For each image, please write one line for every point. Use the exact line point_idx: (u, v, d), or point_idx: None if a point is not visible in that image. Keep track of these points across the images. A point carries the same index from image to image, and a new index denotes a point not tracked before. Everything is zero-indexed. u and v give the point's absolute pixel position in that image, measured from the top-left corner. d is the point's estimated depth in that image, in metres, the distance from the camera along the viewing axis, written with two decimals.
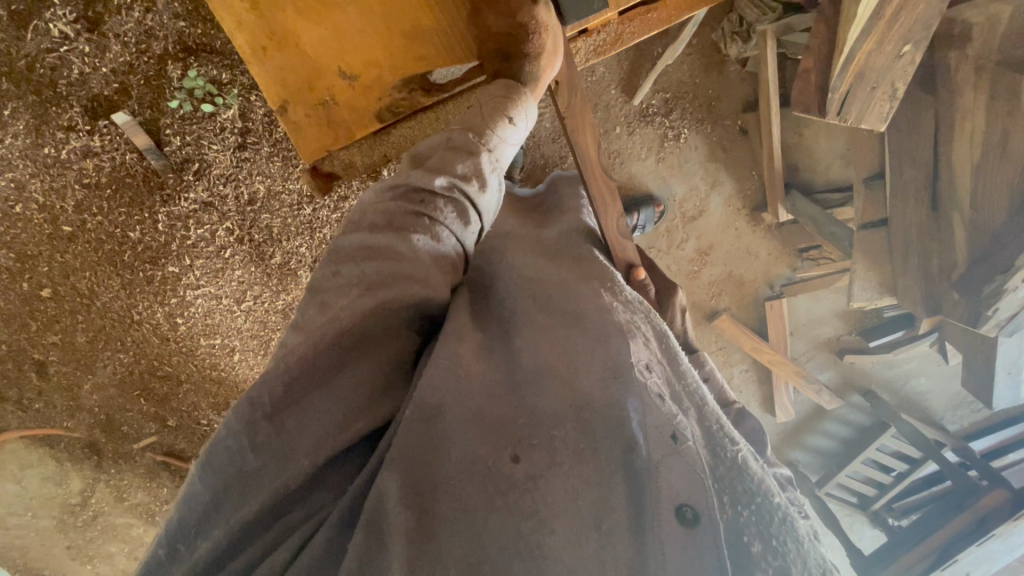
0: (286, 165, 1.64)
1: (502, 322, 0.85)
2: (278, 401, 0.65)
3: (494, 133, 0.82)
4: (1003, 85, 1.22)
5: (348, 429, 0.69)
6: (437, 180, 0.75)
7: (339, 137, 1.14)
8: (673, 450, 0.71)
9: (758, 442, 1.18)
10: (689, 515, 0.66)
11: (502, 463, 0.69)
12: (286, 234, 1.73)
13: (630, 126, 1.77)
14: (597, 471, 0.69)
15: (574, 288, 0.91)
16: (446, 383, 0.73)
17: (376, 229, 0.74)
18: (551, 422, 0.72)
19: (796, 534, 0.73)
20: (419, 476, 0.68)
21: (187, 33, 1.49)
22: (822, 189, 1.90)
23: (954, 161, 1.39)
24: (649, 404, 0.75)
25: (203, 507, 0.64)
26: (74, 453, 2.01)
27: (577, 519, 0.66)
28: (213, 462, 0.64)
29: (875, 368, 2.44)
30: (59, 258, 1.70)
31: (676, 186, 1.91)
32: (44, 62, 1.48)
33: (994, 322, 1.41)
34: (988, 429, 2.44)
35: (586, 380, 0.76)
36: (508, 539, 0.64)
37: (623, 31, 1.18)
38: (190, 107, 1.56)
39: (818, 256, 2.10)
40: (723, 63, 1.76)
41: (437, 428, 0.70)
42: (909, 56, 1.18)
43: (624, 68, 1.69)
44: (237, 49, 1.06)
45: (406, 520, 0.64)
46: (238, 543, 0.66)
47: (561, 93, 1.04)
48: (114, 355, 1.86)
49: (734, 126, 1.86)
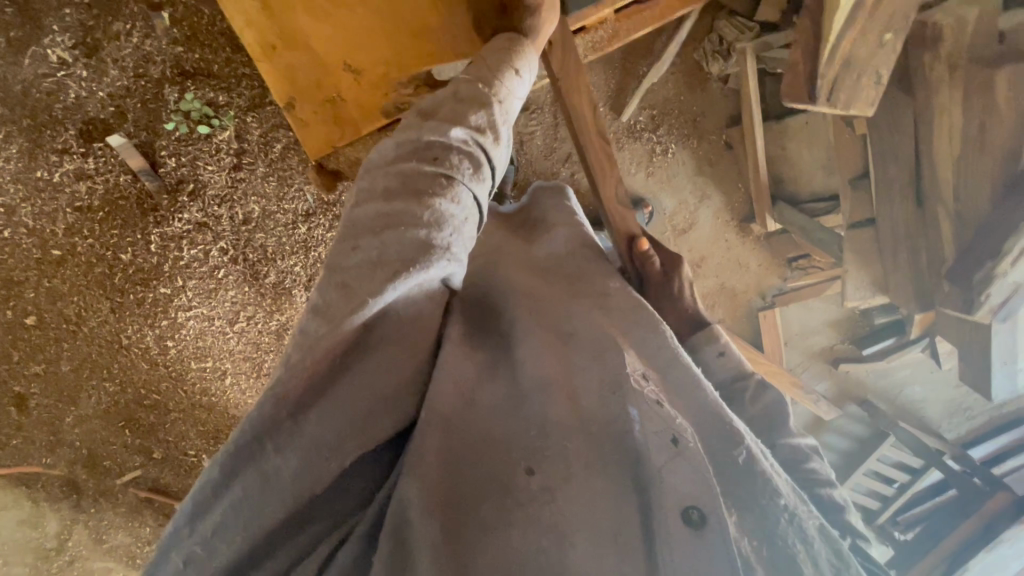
0: (281, 184, 1.66)
1: (501, 334, 0.84)
2: (297, 399, 0.64)
3: (501, 83, 0.82)
4: (977, 83, 1.28)
5: (374, 425, 0.68)
6: (453, 131, 0.75)
7: (346, 134, 1.15)
8: (674, 454, 0.68)
9: (770, 424, 0.95)
10: (696, 516, 0.64)
11: (517, 477, 0.69)
12: (281, 254, 1.72)
13: (619, 142, 1.83)
14: (608, 482, 0.69)
15: (564, 306, 0.89)
16: (456, 402, 0.73)
17: (393, 202, 0.70)
18: (561, 433, 0.71)
19: (804, 534, 0.70)
20: (445, 486, 0.68)
21: (184, 58, 1.52)
22: (807, 199, 1.94)
23: (936, 159, 1.42)
24: (649, 409, 0.71)
25: (230, 504, 0.62)
26: (53, 492, 1.92)
27: (597, 530, 0.65)
28: (237, 466, 0.63)
29: (870, 376, 2.44)
30: (46, 284, 1.68)
31: (666, 200, 1.96)
32: (40, 87, 1.50)
33: (987, 308, 1.36)
34: (984, 435, 2.48)
35: (587, 395, 0.75)
36: (529, 553, 0.63)
37: (620, 28, 1.25)
38: (186, 129, 1.58)
39: (807, 265, 2.14)
40: (706, 80, 1.83)
41: (454, 442, 0.71)
42: (891, 43, 1.24)
43: (612, 86, 1.77)
44: (247, 50, 1.07)
45: (432, 532, 0.64)
46: (259, 546, 0.64)
47: (553, 53, 1.07)
48: (100, 384, 1.80)
49: (719, 141, 1.92)
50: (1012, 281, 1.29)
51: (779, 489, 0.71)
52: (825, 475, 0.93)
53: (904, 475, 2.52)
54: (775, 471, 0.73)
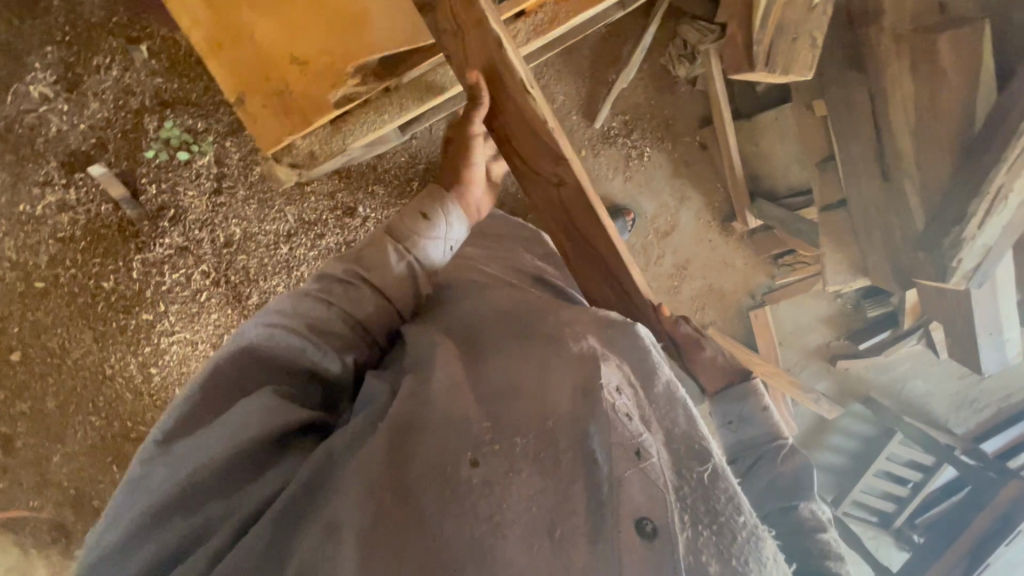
0: (261, 207, 1.68)
1: (476, 345, 0.79)
2: (173, 429, 0.67)
3: (409, 228, 0.87)
4: (920, 47, 1.28)
5: (233, 431, 0.64)
6: (343, 266, 0.83)
7: (297, 126, 1.12)
8: (635, 464, 0.60)
9: (794, 491, 0.85)
10: (648, 529, 0.56)
11: (458, 467, 0.60)
12: (262, 275, 1.72)
13: (595, 149, 1.87)
14: (553, 478, 0.60)
15: (554, 312, 0.82)
16: (421, 407, 0.67)
17: (285, 314, 0.76)
18: (514, 427, 0.63)
19: (761, 557, 0.60)
20: (387, 475, 0.60)
21: (164, 88, 1.57)
22: (784, 194, 1.94)
23: (892, 125, 1.41)
24: (612, 419, 0.63)
25: (136, 486, 0.63)
26: (41, 538, 1.85)
27: (533, 526, 0.57)
28: (134, 477, 0.64)
29: (870, 373, 2.38)
30: (31, 317, 1.68)
31: (646, 203, 1.97)
32: (23, 123, 1.54)
33: (961, 274, 1.31)
34: (994, 428, 2.38)
35: (555, 393, 0.66)
36: (456, 548, 0.55)
37: (559, 10, 1.17)
38: (166, 156, 1.61)
39: (793, 261, 2.12)
40: (674, 84, 1.87)
41: (409, 444, 0.63)
42: (821, 7, 1.21)
43: (584, 94, 1.81)
44: (195, 47, 1.09)
45: (360, 516, 0.56)
46: (162, 513, 0.60)
47: (554, 135, 0.81)
48: (85, 419, 1.78)
49: (694, 142, 1.94)
50: (983, 243, 1.25)
51: (744, 509, 0.63)
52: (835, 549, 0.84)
53: (916, 473, 2.45)
54: (741, 489, 0.65)
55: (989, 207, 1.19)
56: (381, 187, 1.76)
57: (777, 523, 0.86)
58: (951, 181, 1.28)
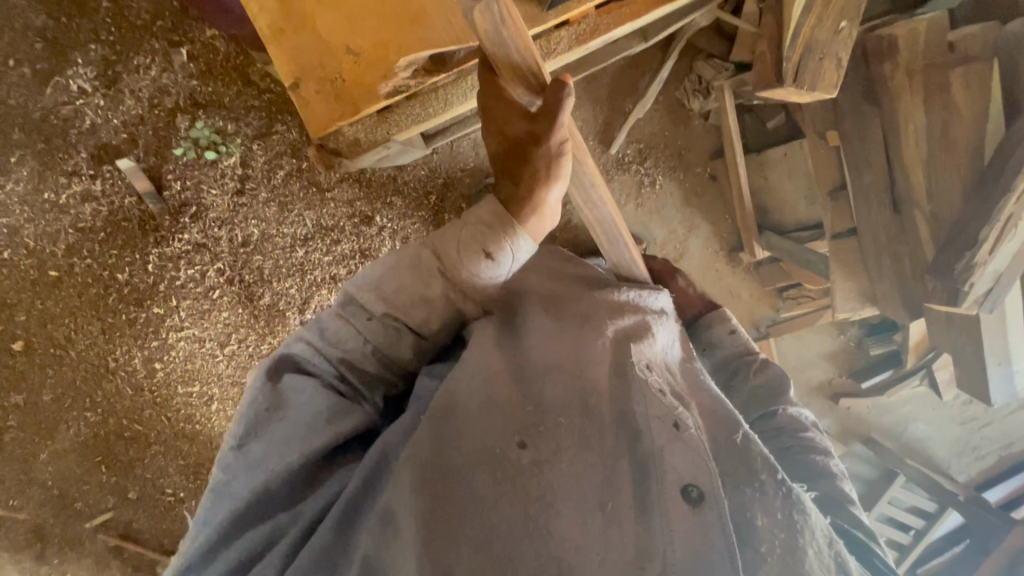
0: (281, 210, 1.71)
1: (516, 329, 0.87)
2: (243, 434, 0.72)
3: (473, 259, 0.77)
4: (933, 82, 1.40)
5: (309, 441, 0.73)
6: (377, 304, 0.78)
7: (346, 111, 1.17)
8: (675, 437, 0.73)
9: (772, 394, 1.08)
10: (694, 494, 0.69)
11: (510, 449, 0.71)
12: (277, 276, 1.74)
13: (608, 173, 1.92)
14: (603, 457, 0.72)
15: (585, 296, 0.94)
16: (461, 385, 0.76)
17: (328, 337, 0.78)
18: (556, 410, 0.75)
19: (802, 507, 0.74)
20: (435, 462, 0.69)
21: (198, 91, 1.62)
22: (792, 228, 1.97)
23: (906, 162, 1.51)
24: (650, 397, 0.76)
25: (218, 492, 0.71)
26: (15, 540, 1.79)
27: (585, 500, 0.68)
28: (217, 484, 0.71)
29: (872, 414, 2.37)
30: (40, 305, 1.68)
31: (656, 230, 2.02)
32: (58, 114, 1.58)
33: (972, 298, 1.37)
34: (999, 476, 2.36)
35: (594, 371, 0.79)
36: (517, 521, 0.66)
37: (600, 23, 1.21)
38: (193, 155, 1.65)
39: (798, 294, 2.15)
40: (688, 117, 1.95)
41: (451, 426, 0.72)
42: (846, 31, 1.29)
43: (600, 121, 1.88)
44: (259, 32, 1.15)
45: (420, 504, 0.66)
46: (257, 509, 0.71)
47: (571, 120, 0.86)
48: (79, 415, 1.74)
49: (704, 173, 2.01)
50: (995, 268, 1.32)
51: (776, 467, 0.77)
52: (820, 443, 1.06)
53: (918, 520, 2.40)
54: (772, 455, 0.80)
55: (999, 234, 1.28)
56: (399, 198, 1.78)
57: (761, 428, 1.09)
58: (959, 212, 1.38)
